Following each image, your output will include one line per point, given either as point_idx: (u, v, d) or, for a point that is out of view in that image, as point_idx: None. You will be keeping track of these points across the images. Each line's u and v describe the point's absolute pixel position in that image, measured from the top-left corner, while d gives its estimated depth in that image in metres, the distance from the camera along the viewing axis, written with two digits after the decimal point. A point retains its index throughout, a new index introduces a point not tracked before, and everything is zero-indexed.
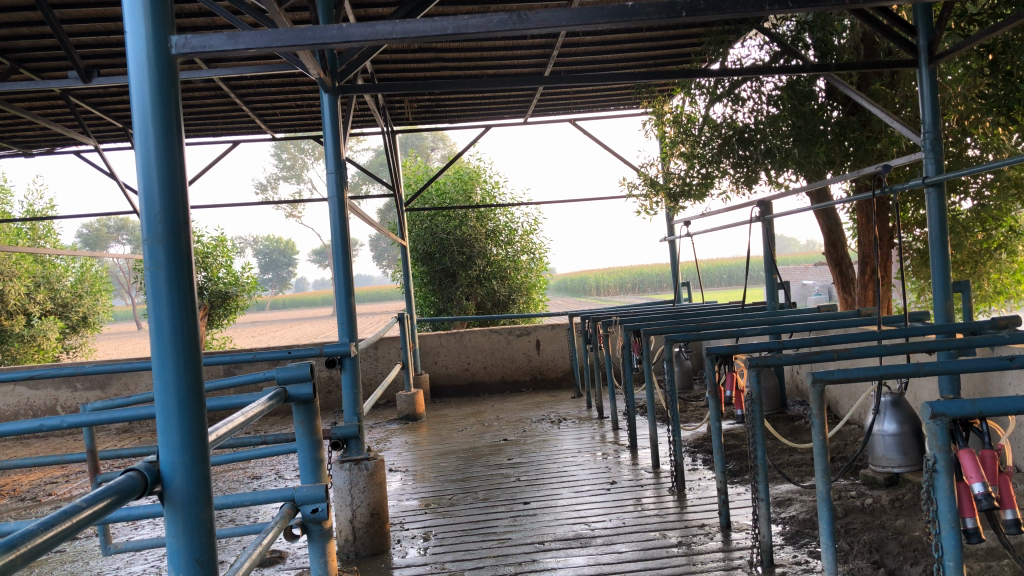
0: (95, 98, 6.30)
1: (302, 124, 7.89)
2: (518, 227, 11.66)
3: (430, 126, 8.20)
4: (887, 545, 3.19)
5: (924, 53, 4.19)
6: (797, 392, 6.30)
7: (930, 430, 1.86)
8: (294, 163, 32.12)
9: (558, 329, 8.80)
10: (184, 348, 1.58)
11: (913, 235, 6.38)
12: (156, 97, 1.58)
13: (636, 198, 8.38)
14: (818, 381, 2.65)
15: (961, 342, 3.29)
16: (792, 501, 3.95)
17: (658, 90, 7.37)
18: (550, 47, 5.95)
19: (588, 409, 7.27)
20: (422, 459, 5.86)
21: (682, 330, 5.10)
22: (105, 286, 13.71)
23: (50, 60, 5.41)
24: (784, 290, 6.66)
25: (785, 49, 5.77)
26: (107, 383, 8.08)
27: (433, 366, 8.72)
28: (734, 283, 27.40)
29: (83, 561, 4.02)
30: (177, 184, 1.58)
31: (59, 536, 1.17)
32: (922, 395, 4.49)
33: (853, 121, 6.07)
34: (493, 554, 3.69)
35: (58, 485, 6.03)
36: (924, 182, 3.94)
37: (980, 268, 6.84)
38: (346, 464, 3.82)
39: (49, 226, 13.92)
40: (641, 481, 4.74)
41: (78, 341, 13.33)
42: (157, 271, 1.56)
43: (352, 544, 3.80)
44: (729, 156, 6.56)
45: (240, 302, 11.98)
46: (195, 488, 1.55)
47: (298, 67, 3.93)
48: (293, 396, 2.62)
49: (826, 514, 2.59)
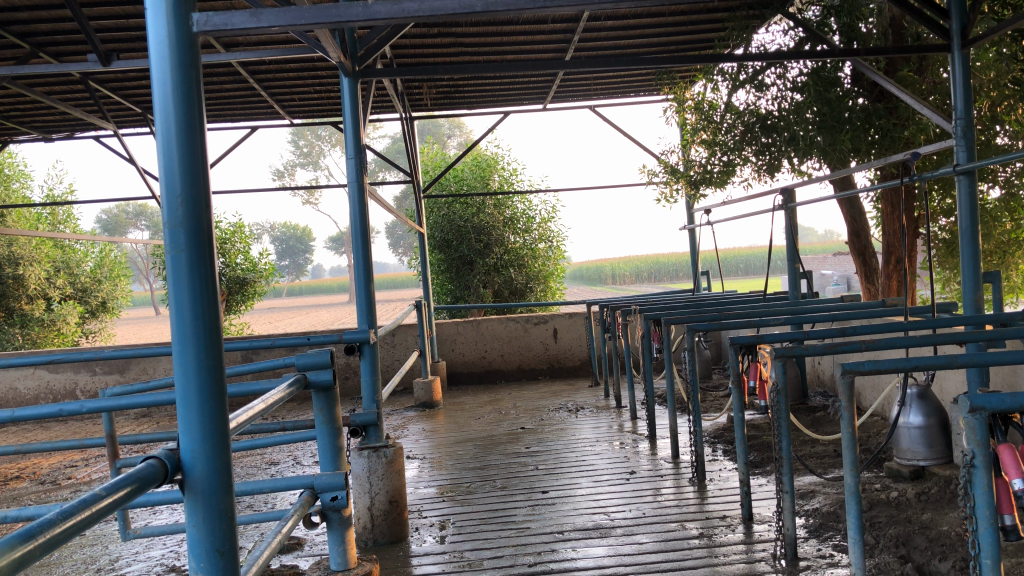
0: (114, 83, 6.29)
1: (321, 110, 7.86)
2: (535, 214, 11.59)
3: (448, 112, 8.15)
4: (914, 540, 3.13)
5: (957, 37, 4.10)
6: (819, 383, 6.24)
7: (969, 424, 1.80)
8: (311, 150, 32.25)
9: (575, 317, 8.74)
10: (204, 334, 1.54)
11: (940, 224, 6.27)
12: (177, 75, 1.54)
13: (656, 186, 8.29)
14: (847, 372, 2.59)
15: (992, 333, 3.22)
16: (815, 493, 3.90)
17: (679, 76, 7.28)
18: (572, 32, 5.89)
19: (606, 398, 7.23)
20: (439, 447, 5.84)
21: (703, 319, 5.04)
22: (124, 271, 13.79)
23: (69, 44, 5.41)
24: (806, 280, 6.56)
25: (810, 35, 5.67)
26: (126, 368, 8.11)
27: (450, 353, 8.69)
28: (752, 273, 27.31)
29: (103, 546, 4.02)
30: (200, 166, 1.54)
31: (78, 526, 1.14)
32: (948, 387, 4.41)
33: (879, 108, 5.97)
34: (513, 543, 3.67)
35: (77, 469, 6.06)
36: (954, 170, 3.84)
37: (1008, 259, 6.72)
38: (364, 451, 3.79)
39: (68, 211, 13.99)
40: (660, 471, 4.70)
41: (97, 325, 13.41)
42: (178, 255, 1.52)
43: (371, 532, 3.78)
44: (752, 143, 6.47)
45: (257, 288, 11.99)
46: (216, 476, 1.53)
47: (319, 51, 3.91)
48: (314, 383, 2.60)
49: (854, 508, 2.54)
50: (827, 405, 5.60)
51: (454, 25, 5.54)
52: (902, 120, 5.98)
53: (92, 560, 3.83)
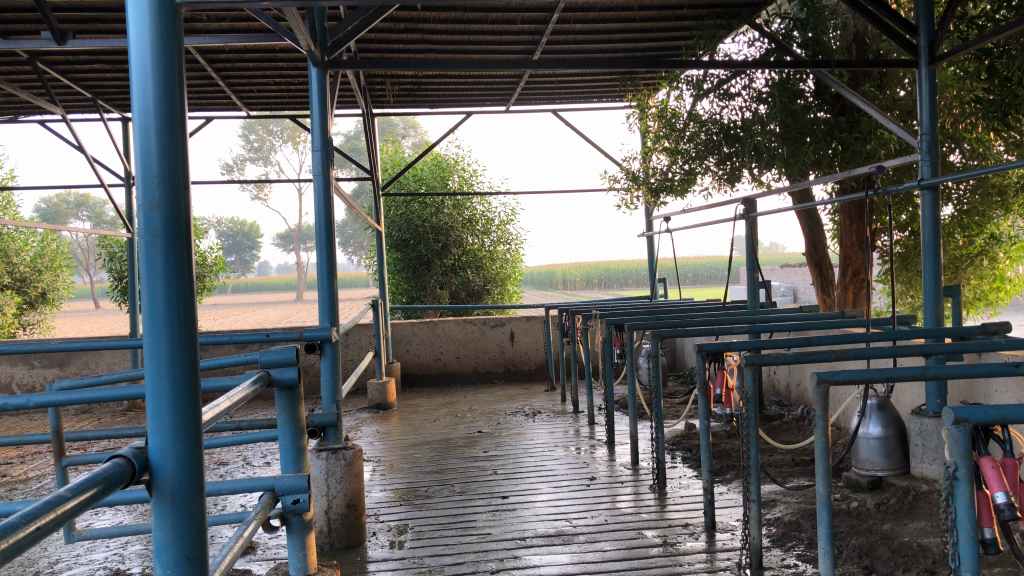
0: (64, 65, 6.06)
1: (280, 102, 7.70)
2: (494, 216, 11.56)
3: (409, 110, 8.05)
4: (876, 550, 3.14)
5: (924, 54, 4.18)
6: (773, 392, 6.29)
7: (953, 436, 1.77)
8: (262, 145, 31.89)
9: (532, 321, 8.73)
10: (181, 324, 1.44)
11: (896, 238, 6.44)
12: (157, 45, 1.43)
13: (617, 192, 8.26)
14: (823, 382, 2.57)
15: (955, 347, 3.25)
16: (777, 502, 3.92)
17: (643, 82, 7.30)
18: (539, 34, 5.89)
19: (563, 404, 7.18)
20: (393, 450, 5.74)
21: (666, 325, 5.03)
22: (67, 261, 13.37)
23: (20, 22, 5.18)
24: (764, 290, 6.59)
25: (776, 46, 5.73)
26: (67, 362, 7.82)
27: (405, 354, 8.57)
28: (703, 282, 27.91)
29: (41, 547, 3.84)
30: (178, 147, 1.45)
31: (42, 530, 1.04)
32: (905, 399, 4.50)
33: (841, 122, 6.08)
34: (473, 549, 3.59)
35: (13, 466, 5.80)
36: (919, 184, 3.90)
37: (960, 274, 6.93)
38: (322, 453, 3.69)
39: (8, 198, 13.47)
40: (619, 478, 4.68)
41: (36, 318, 12.85)
42: (153, 240, 1.42)
43: (327, 536, 3.67)
44: (715, 153, 6.52)
45: (206, 283, 11.68)
46: (187, 477, 1.42)
47: (288, 39, 3.79)
48: (277, 381, 2.48)
49: (825, 518, 2.53)
50: (783, 414, 5.65)
51: (422, 20, 5.47)
52: (863, 134, 6.09)
53: (30, 562, 3.64)
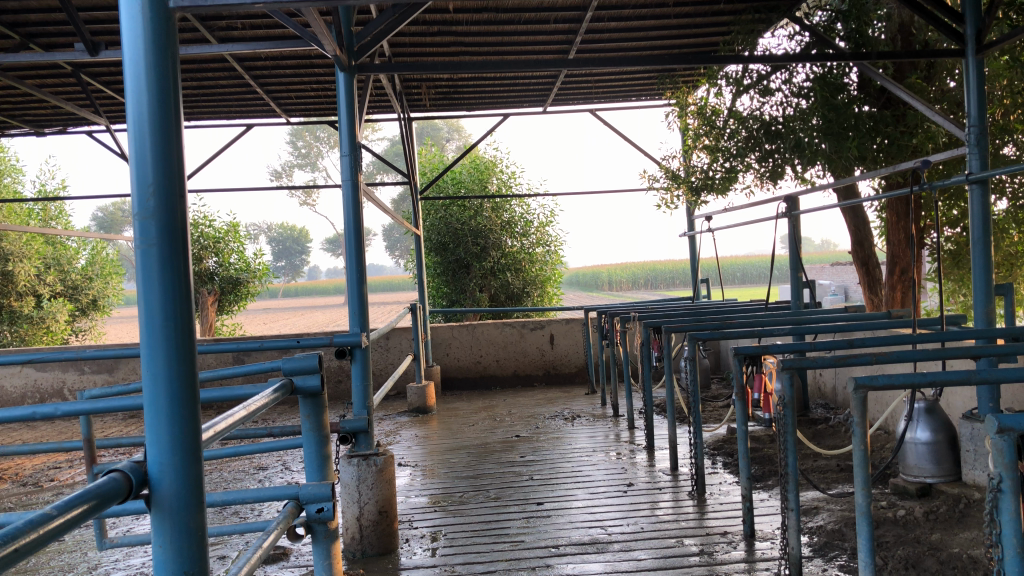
0: (106, 77, 6.17)
1: (317, 108, 7.74)
2: (533, 219, 11.45)
3: (446, 112, 8.03)
4: (924, 562, 3.00)
5: (972, 42, 4.01)
6: (819, 394, 6.13)
7: (997, 446, 1.66)
8: (310, 151, 32.33)
9: (572, 323, 8.66)
10: (176, 334, 1.41)
11: (947, 234, 6.24)
12: (150, 53, 1.41)
13: (657, 191, 8.15)
14: (860, 387, 2.46)
15: (1004, 348, 3.09)
16: (819, 509, 3.80)
17: (682, 79, 7.18)
18: (574, 33, 5.82)
19: (603, 407, 7.09)
20: (431, 454, 5.71)
21: (705, 327, 4.90)
22: (117, 269, 13.68)
23: (61, 35, 5.29)
24: (809, 289, 6.40)
25: (817, 38, 5.57)
26: (115, 368, 8.00)
27: (445, 357, 8.55)
28: (750, 281, 27.53)
29: (82, 553, 3.89)
30: (174, 154, 1.42)
31: (23, 550, 1.01)
32: (956, 403, 4.33)
33: (886, 116, 5.91)
34: (505, 558, 3.53)
35: (61, 471, 5.93)
36: (968, 178, 3.73)
37: (1016, 270, 6.68)
38: (354, 459, 3.66)
39: (60, 207, 13.84)
40: (658, 484, 4.57)
41: (87, 324, 13.20)
42: (148, 250, 1.40)
43: (359, 543, 3.65)
44: (755, 150, 6.34)
45: (250, 289, 11.84)
46: (187, 492, 1.39)
47: (314, 45, 3.75)
48: (299, 388, 2.44)
49: (865, 530, 2.42)
50: (828, 418, 5.49)
51: (455, 23, 5.44)
52: (909, 128, 5.95)
53: (70, 567, 3.69)
